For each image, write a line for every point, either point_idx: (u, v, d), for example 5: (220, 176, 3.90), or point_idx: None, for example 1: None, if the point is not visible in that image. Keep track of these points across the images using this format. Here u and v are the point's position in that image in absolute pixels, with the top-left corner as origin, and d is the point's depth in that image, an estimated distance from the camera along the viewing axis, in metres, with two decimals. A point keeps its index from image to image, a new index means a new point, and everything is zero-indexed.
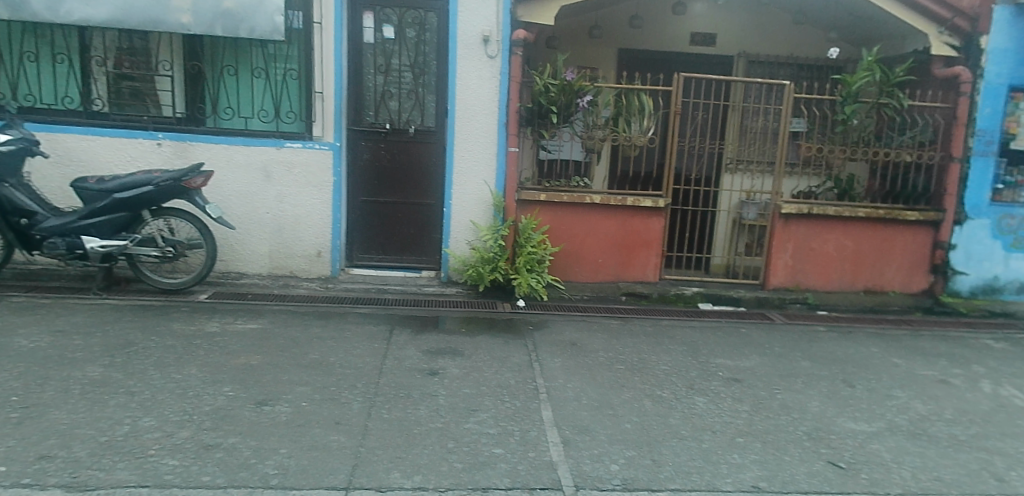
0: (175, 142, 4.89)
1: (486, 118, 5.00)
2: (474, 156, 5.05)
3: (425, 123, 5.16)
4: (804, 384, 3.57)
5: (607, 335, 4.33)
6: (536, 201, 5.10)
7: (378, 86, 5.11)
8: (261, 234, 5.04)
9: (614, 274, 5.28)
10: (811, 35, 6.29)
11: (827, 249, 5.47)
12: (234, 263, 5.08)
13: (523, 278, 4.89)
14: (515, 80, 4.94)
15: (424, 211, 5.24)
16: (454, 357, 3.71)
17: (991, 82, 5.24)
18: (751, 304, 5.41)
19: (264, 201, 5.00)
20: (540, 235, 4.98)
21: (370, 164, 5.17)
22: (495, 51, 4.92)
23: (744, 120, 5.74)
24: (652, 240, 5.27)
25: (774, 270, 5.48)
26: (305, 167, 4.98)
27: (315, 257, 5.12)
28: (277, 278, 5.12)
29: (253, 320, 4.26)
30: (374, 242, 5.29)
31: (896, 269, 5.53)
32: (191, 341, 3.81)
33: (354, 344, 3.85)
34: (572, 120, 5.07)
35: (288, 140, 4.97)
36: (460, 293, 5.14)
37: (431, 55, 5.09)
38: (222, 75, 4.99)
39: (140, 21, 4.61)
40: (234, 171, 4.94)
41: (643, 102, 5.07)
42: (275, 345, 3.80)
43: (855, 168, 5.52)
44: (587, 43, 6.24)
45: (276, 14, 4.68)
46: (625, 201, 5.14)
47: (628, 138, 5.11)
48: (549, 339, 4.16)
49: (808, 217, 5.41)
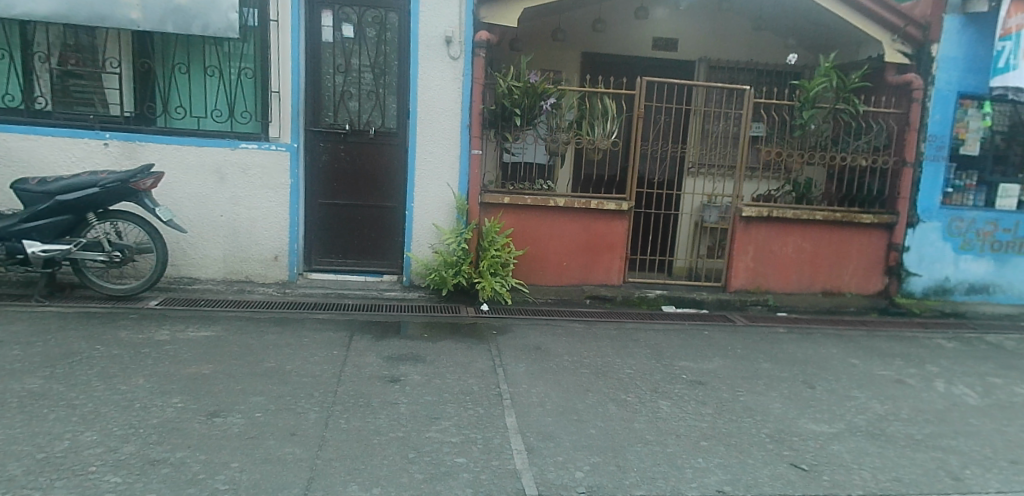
0: (123, 142, 4.65)
1: (449, 120, 4.93)
2: (437, 159, 4.97)
3: (386, 124, 5.05)
4: (766, 386, 3.60)
5: (572, 338, 4.29)
6: (500, 204, 5.05)
7: (337, 86, 4.98)
8: (215, 237, 4.84)
9: (578, 278, 5.27)
10: (769, 41, 6.43)
11: (786, 251, 5.57)
12: (186, 268, 4.86)
13: (486, 281, 4.83)
14: (478, 81, 4.88)
15: (386, 214, 5.12)
16: (416, 363, 3.61)
17: (942, 89, 5.43)
18: (713, 306, 5.47)
19: (218, 204, 4.80)
20: (504, 238, 4.92)
21: (329, 166, 5.03)
22: (458, 52, 4.85)
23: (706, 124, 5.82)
24: (616, 243, 5.27)
25: (735, 272, 5.55)
26: (261, 169, 4.81)
27: (272, 261, 4.95)
28: (232, 283, 4.92)
29: (205, 327, 4.00)
30: (333, 245, 5.14)
31: (851, 272, 5.67)
32: (139, 349, 3.52)
33: (313, 351, 3.70)
34: (535, 123, 5.04)
35: (243, 141, 4.79)
36: (423, 297, 5.05)
37: (392, 55, 4.99)
38: (174, 72, 4.78)
39: (84, 16, 4.37)
40: (186, 172, 4.74)
41: (607, 105, 5.07)
42: (228, 352, 3.59)
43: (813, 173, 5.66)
44: (551, 45, 6.22)
45: (231, 11, 4.52)
46: (589, 204, 5.12)
47: (592, 141, 5.10)
48: (514, 343, 4.11)
49: (768, 221, 5.50)
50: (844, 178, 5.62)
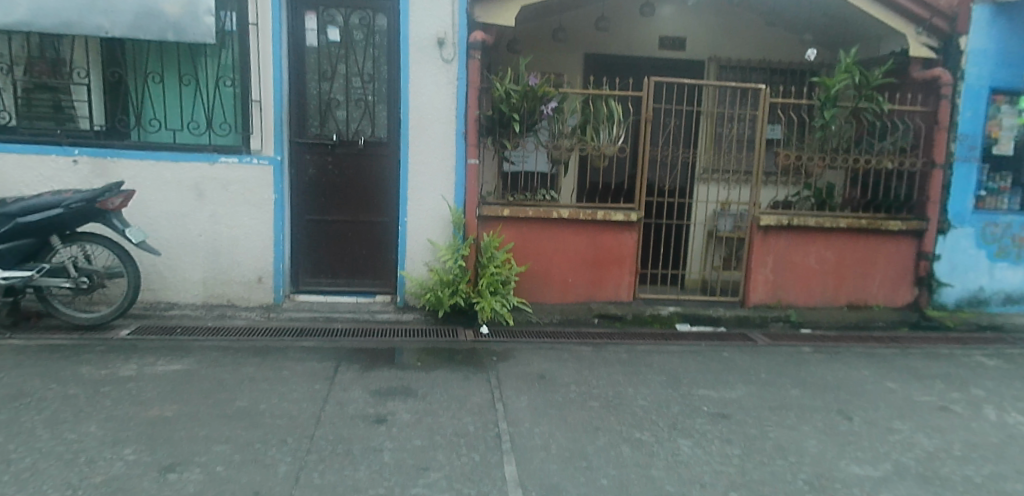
0: (93, 158, 4.31)
1: (443, 127, 4.59)
2: (431, 169, 4.62)
3: (376, 133, 4.72)
4: (798, 420, 3.24)
5: (580, 365, 3.92)
6: (499, 217, 4.70)
7: (323, 93, 4.66)
8: (195, 258, 4.50)
9: (585, 294, 4.90)
10: (782, 38, 6.08)
11: (808, 262, 5.19)
12: (163, 292, 4.51)
13: (486, 301, 4.46)
14: (474, 85, 4.55)
15: (377, 230, 4.78)
16: (406, 398, 3.25)
17: (972, 84, 5.06)
18: (731, 324, 5.08)
19: (196, 223, 4.46)
20: (504, 253, 4.56)
21: (316, 180, 4.71)
22: (451, 54, 4.52)
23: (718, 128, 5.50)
24: (625, 256, 4.90)
25: (754, 286, 5.17)
26: (242, 184, 4.48)
27: (256, 283, 4.60)
28: (212, 308, 4.57)
29: (177, 360, 3.62)
30: (322, 264, 4.81)
31: (879, 283, 5.28)
32: (98, 388, 3.12)
33: (292, 385, 3.32)
34: (536, 129, 4.68)
35: (223, 154, 4.46)
36: (418, 319, 4.69)
37: (382, 60, 4.67)
38: (146, 82, 4.45)
39: (50, 24, 4.06)
40: (162, 189, 4.40)
41: (612, 108, 4.72)
42: (198, 389, 3.20)
43: (832, 176, 5.27)
44: (551, 46, 5.89)
45: (207, 16, 4.21)
46: (595, 216, 4.76)
47: (597, 147, 4.77)
48: (515, 371, 3.75)
49: (788, 229, 5.13)
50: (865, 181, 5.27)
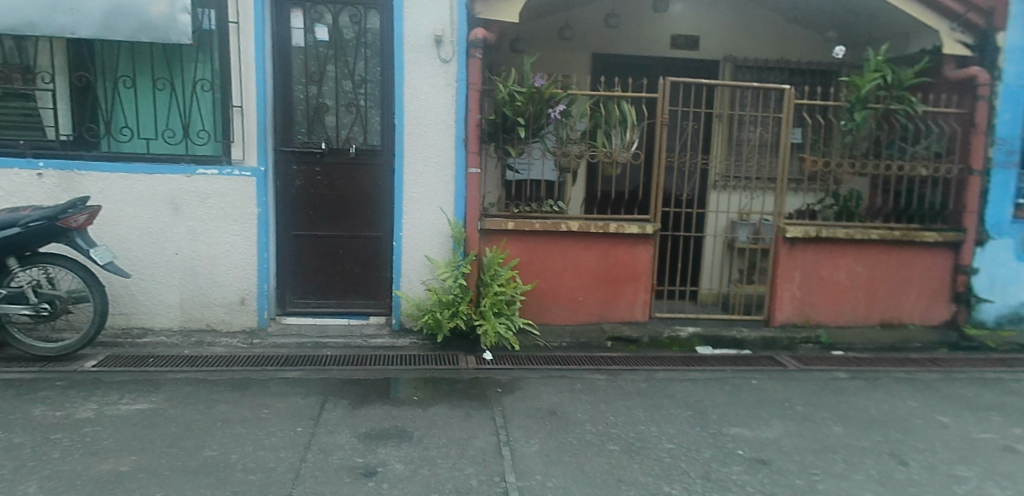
0: (58, 170, 3.92)
1: (441, 133, 4.21)
2: (429, 180, 4.24)
3: (368, 141, 4.34)
4: (847, 466, 2.84)
5: (594, 398, 3.53)
6: (503, 230, 4.31)
7: (310, 97, 4.28)
8: (171, 279, 4.11)
9: (597, 314, 4.51)
10: (802, 36, 5.71)
11: (838, 277, 4.82)
12: (137, 317, 4.11)
13: (489, 324, 4.07)
14: (475, 87, 4.16)
15: (371, 246, 4.40)
16: (400, 444, 2.85)
17: (1011, 84, 4.68)
18: (756, 346, 4.67)
19: (172, 241, 4.08)
20: (509, 271, 4.17)
21: (304, 192, 4.32)
22: (449, 53, 4.14)
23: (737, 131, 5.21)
24: (640, 272, 4.51)
25: (780, 304, 4.78)
26: (222, 197, 4.08)
27: (238, 306, 4.21)
28: (190, 334, 4.17)
29: (145, 397, 3.22)
30: (311, 283, 4.43)
31: (914, 299, 4.90)
32: (47, 436, 2.71)
33: (270, 429, 2.92)
34: (542, 134, 4.33)
35: (201, 165, 4.07)
36: (415, 345, 4.29)
37: (374, 61, 4.29)
38: (117, 87, 4.07)
39: (10, 23, 3.69)
40: (136, 204, 4.01)
41: (625, 111, 4.33)
42: (162, 435, 2.79)
43: (856, 183, 4.94)
44: (557, 45, 5.52)
45: (183, 13, 3.83)
46: (608, 228, 4.37)
47: (608, 153, 4.37)
48: (523, 407, 3.35)
49: (816, 242, 4.75)
50: (891, 189, 4.86)
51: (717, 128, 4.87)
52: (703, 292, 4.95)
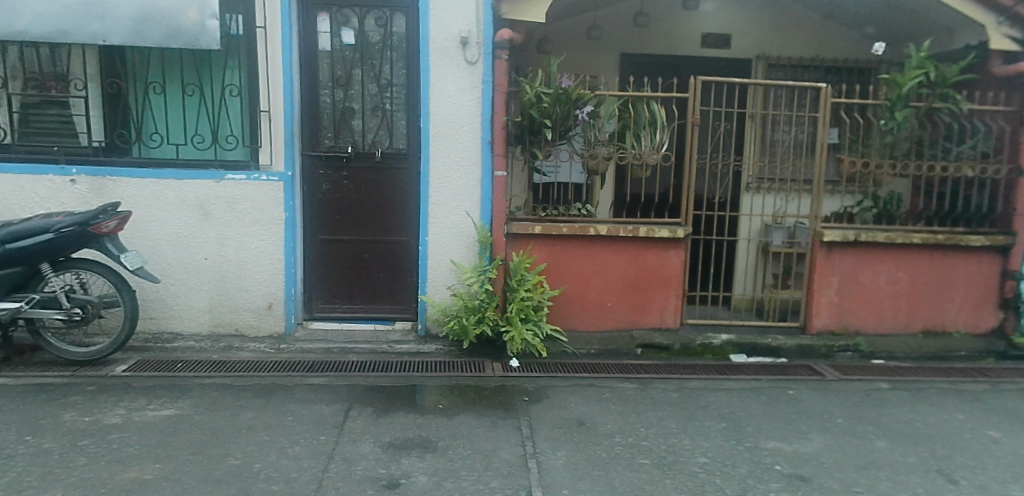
0: (91, 177, 3.98)
1: (467, 136, 4.15)
2: (455, 183, 4.19)
3: (394, 144, 4.31)
4: (893, 484, 2.68)
5: (624, 408, 3.43)
6: (529, 234, 4.23)
7: (336, 101, 4.27)
8: (200, 284, 4.13)
9: (626, 321, 4.40)
10: (839, 32, 5.51)
11: (878, 283, 4.59)
12: (167, 322, 4.15)
13: (516, 331, 3.99)
14: (501, 89, 4.09)
15: (397, 250, 4.37)
16: (424, 454, 2.79)
17: None
18: (793, 354, 4.49)
19: (201, 246, 4.10)
20: (536, 275, 4.10)
21: (330, 196, 4.31)
22: (475, 55, 4.08)
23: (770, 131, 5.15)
24: (671, 278, 4.38)
25: (816, 311, 4.57)
26: (250, 203, 4.09)
27: (266, 311, 4.21)
28: (218, 339, 4.18)
29: (171, 404, 3.23)
30: (338, 288, 4.42)
31: (959, 305, 4.66)
32: (76, 442, 2.74)
33: (294, 437, 2.90)
34: (569, 136, 4.21)
35: (230, 170, 4.08)
36: (441, 351, 4.23)
37: (400, 64, 4.27)
38: (147, 94, 4.12)
39: (44, 32, 3.76)
40: (165, 209, 4.05)
41: (655, 112, 4.22)
42: (187, 442, 2.79)
43: (897, 185, 4.67)
44: (584, 46, 5.42)
45: (211, 19, 3.85)
46: (638, 232, 4.25)
47: (638, 155, 4.27)
48: (550, 417, 3.26)
49: (855, 246, 4.54)
50: (933, 191, 4.64)
51: (749, 128, 4.72)
52: (736, 298, 4.82)
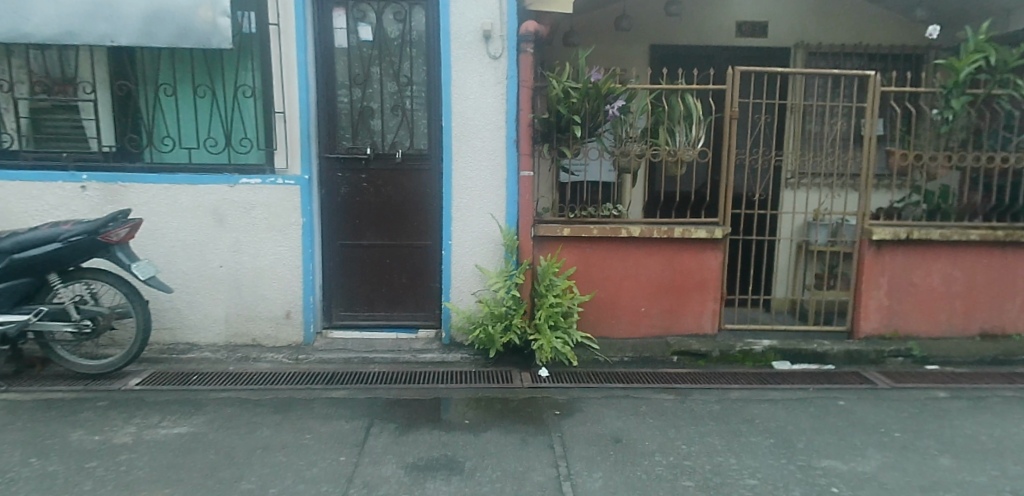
0: (103, 183, 3.85)
1: (491, 135, 3.94)
2: (479, 185, 3.99)
3: (415, 145, 4.13)
4: None
5: (663, 421, 3.18)
6: (558, 237, 4.01)
7: (354, 101, 4.09)
8: (215, 293, 3.99)
9: (660, 327, 4.16)
10: (883, 17, 5.19)
11: (932, 283, 4.28)
12: (182, 333, 4.01)
13: (544, 339, 3.78)
14: (527, 84, 3.86)
15: (419, 255, 4.19)
16: (450, 477, 2.57)
17: None
18: (841, 361, 4.19)
19: (216, 253, 3.95)
20: (566, 281, 3.87)
21: (349, 200, 4.14)
22: (499, 49, 3.87)
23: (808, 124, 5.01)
24: (708, 281, 4.13)
25: (864, 314, 4.28)
26: (266, 207, 3.94)
27: (283, 320, 4.05)
28: (235, 349, 4.03)
29: (184, 421, 3.09)
30: (358, 296, 4.24)
31: (1019, 305, 4.34)
32: (82, 464, 2.61)
33: (312, 458, 2.71)
34: (599, 133, 3.99)
35: (244, 174, 3.93)
36: (466, 360, 4.03)
37: (420, 61, 4.08)
38: (158, 96, 3.98)
39: (52, 34, 3.63)
40: (179, 216, 3.91)
41: (690, 105, 3.97)
42: (198, 464, 2.63)
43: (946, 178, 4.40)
44: (613, 38, 5.18)
45: (222, 16, 3.69)
46: (672, 233, 4.01)
47: (673, 151, 4.02)
48: (583, 433, 3.03)
49: (906, 245, 4.23)
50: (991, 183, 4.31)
51: (789, 121, 4.45)
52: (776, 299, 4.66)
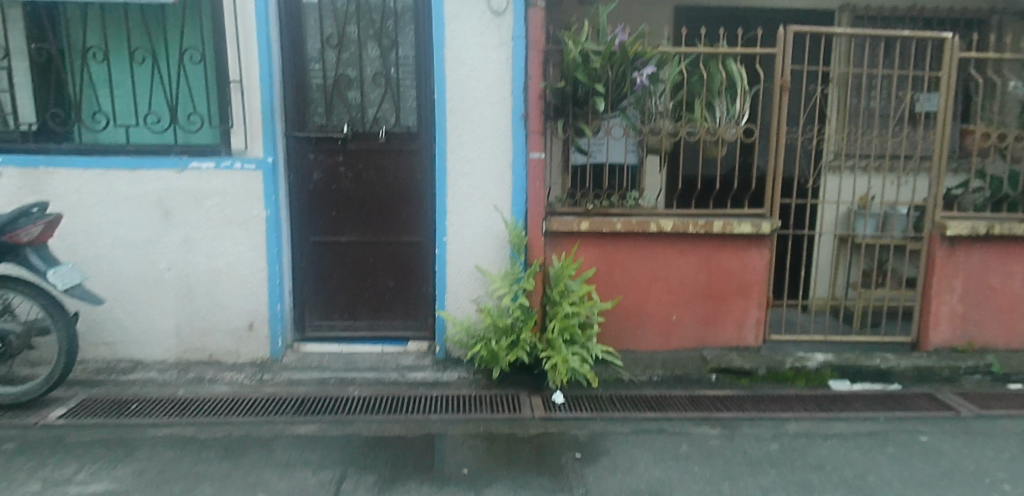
0: (22, 168, 3.15)
1: (494, 109, 3.24)
2: (480, 169, 3.29)
3: (402, 121, 3.43)
4: None
5: (712, 470, 2.53)
6: (575, 232, 3.32)
7: (328, 68, 3.38)
8: (165, 301, 3.33)
9: (693, 339, 3.52)
10: None
11: (1014, 286, 3.61)
12: (126, 349, 3.36)
13: (559, 357, 3.09)
14: (538, 46, 3.16)
15: (407, 254, 3.52)
16: None
17: None
18: (908, 380, 3.55)
19: (163, 252, 3.28)
20: (584, 285, 3.18)
21: (323, 188, 3.45)
22: (503, 3, 3.14)
23: (853, 100, 4.36)
24: (751, 284, 3.46)
25: (933, 323, 3.63)
26: (221, 197, 3.25)
27: (246, 333, 3.40)
28: (188, 368, 3.38)
29: (108, 471, 2.43)
30: (336, 301, 3.58)
31: None
32: None
33: None
34: (623, 106, 3.31)
35: (195, 156, 3.24)
36: (465, 380, 3.38)
37: (407, 19, 3.36)
38: (86, 61, 3.29)
39: None
40: (116, 208, 3.22)
41: (733, 73, 3.27)
42: None
43: None
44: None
45: None
46: (711, 227, 3.33)
47: (713, 130, 3.28)
48: (614, 487, 2.38)
49: (986, 241, 3.56)
50: None
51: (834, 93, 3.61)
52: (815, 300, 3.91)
